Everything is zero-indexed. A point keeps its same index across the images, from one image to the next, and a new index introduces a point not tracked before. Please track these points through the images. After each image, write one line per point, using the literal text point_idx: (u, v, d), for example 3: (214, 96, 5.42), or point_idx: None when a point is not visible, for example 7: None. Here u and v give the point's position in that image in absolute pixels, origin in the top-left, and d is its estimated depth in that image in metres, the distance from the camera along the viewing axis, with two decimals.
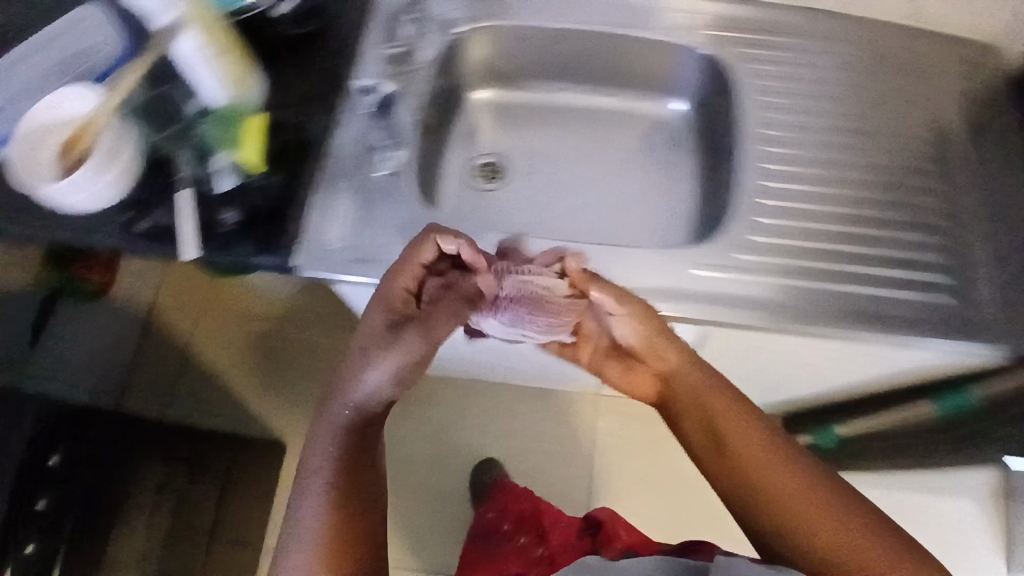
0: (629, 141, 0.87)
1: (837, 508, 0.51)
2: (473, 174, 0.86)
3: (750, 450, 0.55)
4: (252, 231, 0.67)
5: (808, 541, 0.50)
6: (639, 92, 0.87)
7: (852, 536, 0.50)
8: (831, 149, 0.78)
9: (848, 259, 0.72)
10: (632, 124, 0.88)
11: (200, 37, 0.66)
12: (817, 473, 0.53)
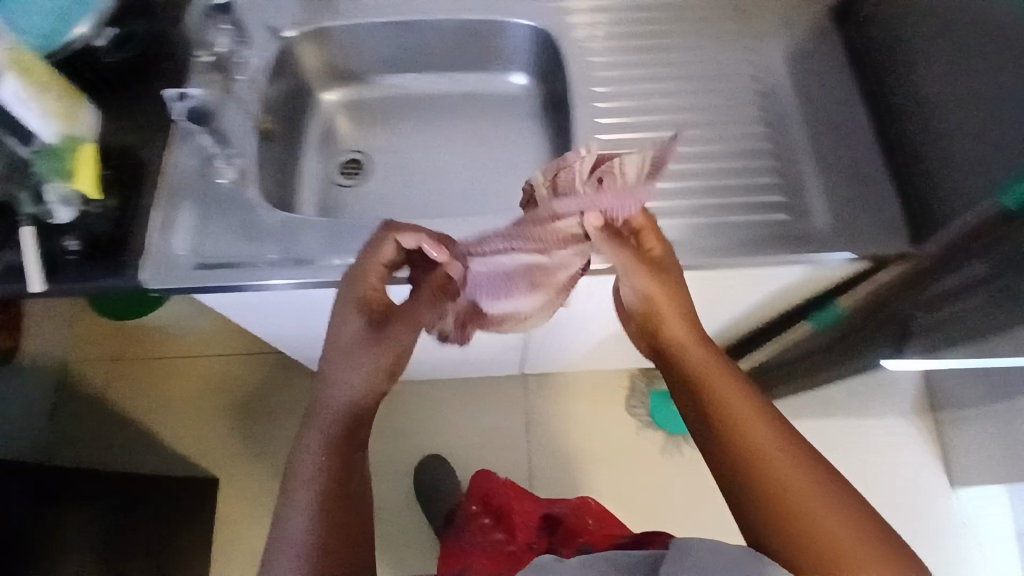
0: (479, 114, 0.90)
1: (800, 453, 0.57)
2: (335, 173, 0.86)
3: (733, 397, 0.60)
4: (102, 259, 0.67)
5: (775, 488, 0.55)
6: (477, 66, 0.89)
7: (810, 478, 0.56)
8: (665, 96, 0.81)
9: (692, 197, 0.76)
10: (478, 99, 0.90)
11: (18, 78, 0.59)
12: (789, 432, 0.59)
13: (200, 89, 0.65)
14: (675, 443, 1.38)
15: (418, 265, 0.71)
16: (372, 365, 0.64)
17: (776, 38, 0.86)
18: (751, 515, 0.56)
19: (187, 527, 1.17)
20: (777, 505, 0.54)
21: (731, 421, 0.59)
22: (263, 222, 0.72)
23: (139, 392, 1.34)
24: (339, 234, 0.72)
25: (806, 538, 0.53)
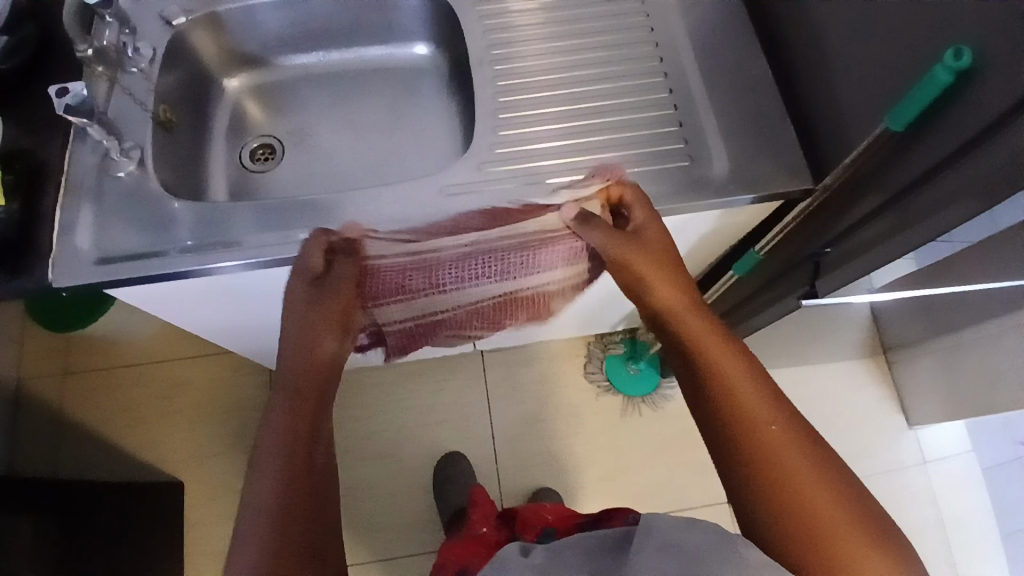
0: (386, 88, 0.92)
1: (798, 434, 0.58)
2: (246, 159, 0.88)
3: (731, 368, 0.61)
4: (5, 263, 0.67)
5: (773, 467, 0.57)
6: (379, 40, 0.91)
7: (810, 457, 0.57)
8: (561, 52, 0.82)
9: (595, 148, 0.76)
10: (381, 71, 0.92)
11: None
12: (787, 408, 0.60)
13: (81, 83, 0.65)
14: (633, 406, 1.40)
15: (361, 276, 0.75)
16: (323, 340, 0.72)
17: None
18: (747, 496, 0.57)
19: (146, 533, 1.16)
20: (773, 485, 0.56)
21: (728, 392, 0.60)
22: (165, 206, 0.71)
23: (96, 403, 1.34)
24: (243, 215, 0.72)
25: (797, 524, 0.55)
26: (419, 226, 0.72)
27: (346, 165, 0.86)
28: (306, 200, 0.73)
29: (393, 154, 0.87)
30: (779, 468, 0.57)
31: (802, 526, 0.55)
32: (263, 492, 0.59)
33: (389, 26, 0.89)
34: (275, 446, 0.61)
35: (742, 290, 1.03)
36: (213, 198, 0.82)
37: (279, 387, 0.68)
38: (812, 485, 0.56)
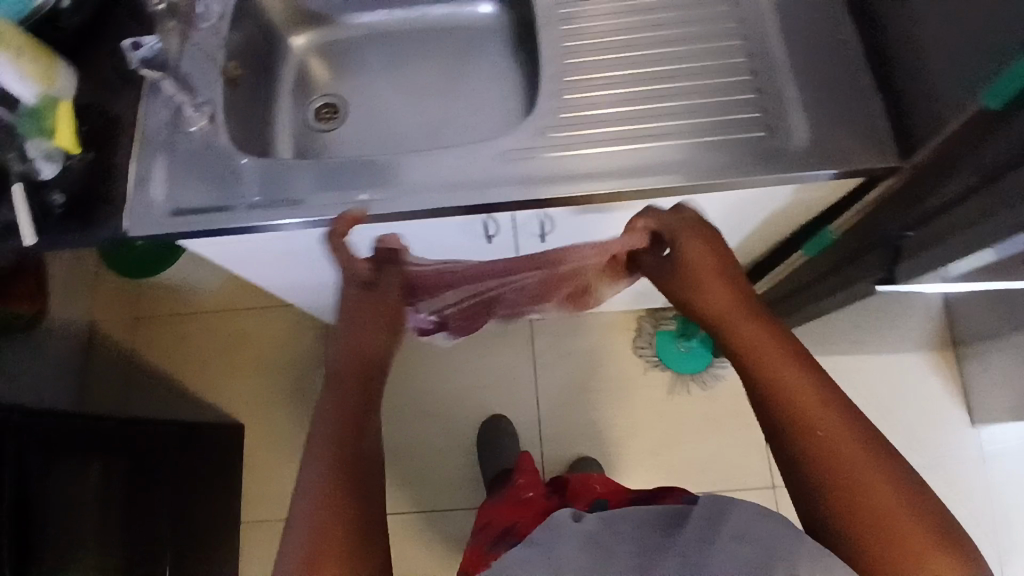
0: (449, 47, 0.90)
1: (858, 432, 0.57)
2: (310, 118, 0.88)
3: (785, 367, 0.61)
4: (83, 213, 0.70)
5: (828, 468, 0.56)
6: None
7: (873, 461, 0.55)
8: (632, 13, 0.79)
9: (664, 115, 0.73)
10: (443, 29, 0.91)
11: (20, 66, 0.65)
12: (847, 409, 0.58)
13: (155, 36, 0.68)
14: (681, 383, 1.37)
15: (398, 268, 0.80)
16: (367, 337, 0.73)
17: None
18: (811, 498, 0.57)
19: (207, 475, 1.22)
20: (833, 487, 0.55)
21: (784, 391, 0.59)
22: (234, 162, 0.72)
23: (164, 351, 1.41)
24: (307, 173, 0.72)
25: (859, 524, 0.54)
26: (483, 189, 0.71)
27: (407, 127, 0.86)
28: (367, 160, 0.73)
29: (454, 117, 0.86)
30: (841, 468, 0.55)
31: (868, 527, 0.53)
32: (315, 479, 0.60)
33: None
34: (321, 438, 0.63)
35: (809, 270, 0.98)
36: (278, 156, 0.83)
37: (331, 375, 0.71)
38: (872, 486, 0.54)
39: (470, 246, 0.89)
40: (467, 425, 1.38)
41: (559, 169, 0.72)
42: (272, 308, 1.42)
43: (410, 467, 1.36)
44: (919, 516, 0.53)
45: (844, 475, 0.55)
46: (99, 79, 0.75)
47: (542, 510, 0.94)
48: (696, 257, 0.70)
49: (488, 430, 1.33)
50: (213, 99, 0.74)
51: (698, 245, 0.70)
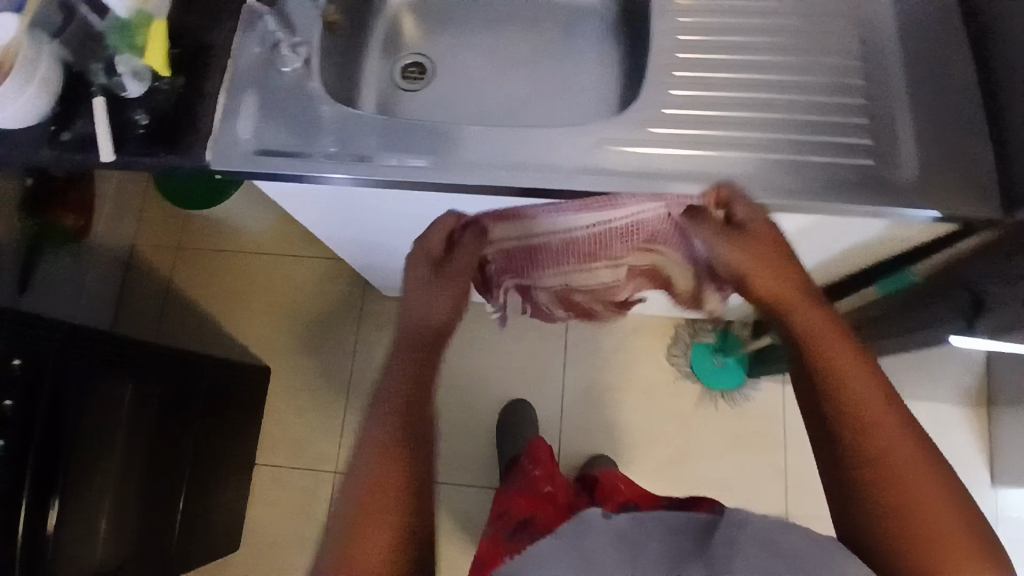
0: (548, 22, 0.87)
1: (913, 437, 0.62)
2: (397, 75, 0.86)
3: (850, 365, 0.65)
4: (164, 136, 0.68)
5: (885, 467, 0.60)
6: None
7: (924, 468, 0.60)
8: (749, 16, 0.75)
9: (768, 127, 0.70)
10: (545, 3, 0.88)
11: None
12: (902, 411, 0.63)
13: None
14: (711, 397, 1.35)
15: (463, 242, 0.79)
16: (404, 372, 0.71)
17: None
18: (858, 489, 0.61)
19: (225, 418, 1.21)
20: (885, 485, 0.60)
21: (850, 392, 0.64)
22: (327, 109, 0.71)
23: (201, 284, 1.41)
24: (395, 131, 0.71)
25: (905, 522, 0.58)
26: (571, 176, 0.68)
27: (494, 98, 0.83)
28: (457, 130, 0.71)
29: (544, 96, 0.83)
30: (895, 470, 0.60)
31: (917, 525, 0.58)
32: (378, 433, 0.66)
33: None
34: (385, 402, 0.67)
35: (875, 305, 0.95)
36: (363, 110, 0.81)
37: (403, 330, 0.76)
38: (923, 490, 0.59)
39: None
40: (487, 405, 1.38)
41: (653, 166, 0.69)
42: (314, 258, 1.41)
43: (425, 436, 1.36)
44: (963, 524, 0.58)
45: (898, 476, 0.60)
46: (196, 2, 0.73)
47: (563, 507, 0.95)
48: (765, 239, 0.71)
49: (509, 413, 1.32)
50: (309, 42, 0.72)
51: (768, 246, 0.71)
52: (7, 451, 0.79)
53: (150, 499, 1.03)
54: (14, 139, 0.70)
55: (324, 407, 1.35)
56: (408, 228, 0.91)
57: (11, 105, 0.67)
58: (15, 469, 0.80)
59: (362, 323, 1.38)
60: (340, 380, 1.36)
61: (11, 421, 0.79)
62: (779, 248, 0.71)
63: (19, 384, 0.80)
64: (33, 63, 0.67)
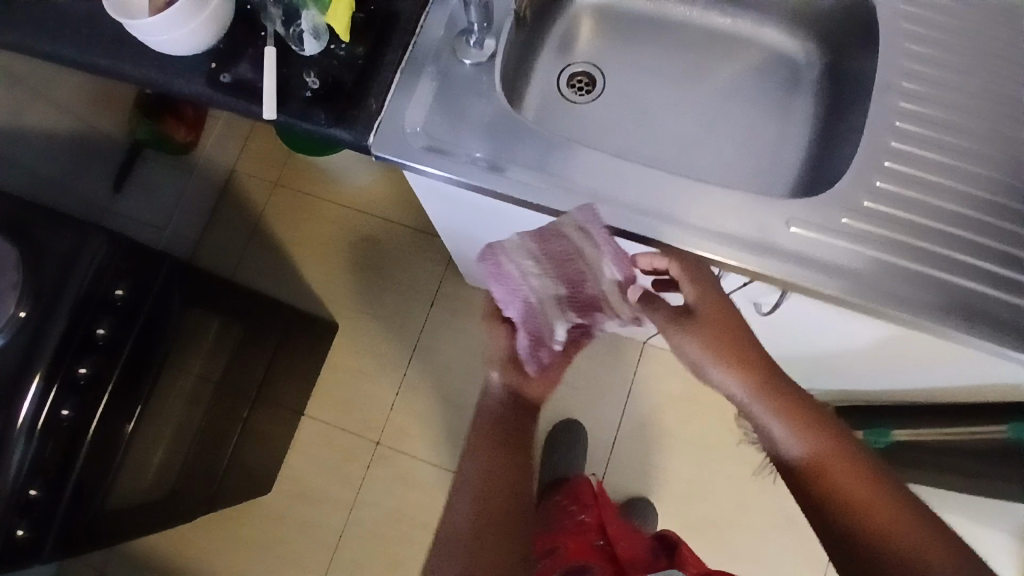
0: (736, 65, 0.80)
1: (905, 505, 0.59)
2: (564, 84, 0.80)
3: (825, 451, 0.62)
4: (330, 105, 0.64)
5: (884, 544, 0.57)
6: (755, 10, 0.79)
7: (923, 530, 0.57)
8: (984, 118, 0.66)
9: (969, 248, 0.62)
10: (736, 45, 0.81)
11: None
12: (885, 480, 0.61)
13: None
14: (771, 471, 1.27)
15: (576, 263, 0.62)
16: (502, 454, 0.62)
17: None
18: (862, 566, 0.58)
19: (285, 370, 1.18)
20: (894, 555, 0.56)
21: (825, 476, 0.61)
22: (496, 115, 0.65)
23: (287, 224, 1.40)
24: (558, 152, 0.65)
25: None
26: (743, 249, 0.62)
27: (656, 133, 0.77)
28: (624, 165, 0.65)
29: (713, 144, 0.77)
30: (895, 536, 0.57)
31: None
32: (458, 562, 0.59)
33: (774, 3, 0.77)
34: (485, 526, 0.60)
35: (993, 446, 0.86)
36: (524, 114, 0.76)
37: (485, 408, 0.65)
38: (930, 552, 0.56)
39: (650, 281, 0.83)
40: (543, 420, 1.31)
41: (833, 262, 0.61)
42: (401, 226, 1.38)
43: None
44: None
45: (899, 539, 0.57)
46: None
47: (617, 568, 0.94)
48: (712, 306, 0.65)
49: (562, 433, 1.27)
50: (495, 39, 0.67)
51: (715, 320, 0.65)
52: (89, 377, 0.73)
53: (201, 449, 0.98)
54: (172, 65, 0.67)
55: (378, 378, 1.33)
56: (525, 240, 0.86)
57: (180, 30, 0.63)
58: (91, 396, 0.74)
59: (436, 305, 1.35)
60: (401, 354, 1.33)
61: (100, 346, 0.74)
62: (722, 311, 0.66)
63: (115, 310, 0.76)
64: None
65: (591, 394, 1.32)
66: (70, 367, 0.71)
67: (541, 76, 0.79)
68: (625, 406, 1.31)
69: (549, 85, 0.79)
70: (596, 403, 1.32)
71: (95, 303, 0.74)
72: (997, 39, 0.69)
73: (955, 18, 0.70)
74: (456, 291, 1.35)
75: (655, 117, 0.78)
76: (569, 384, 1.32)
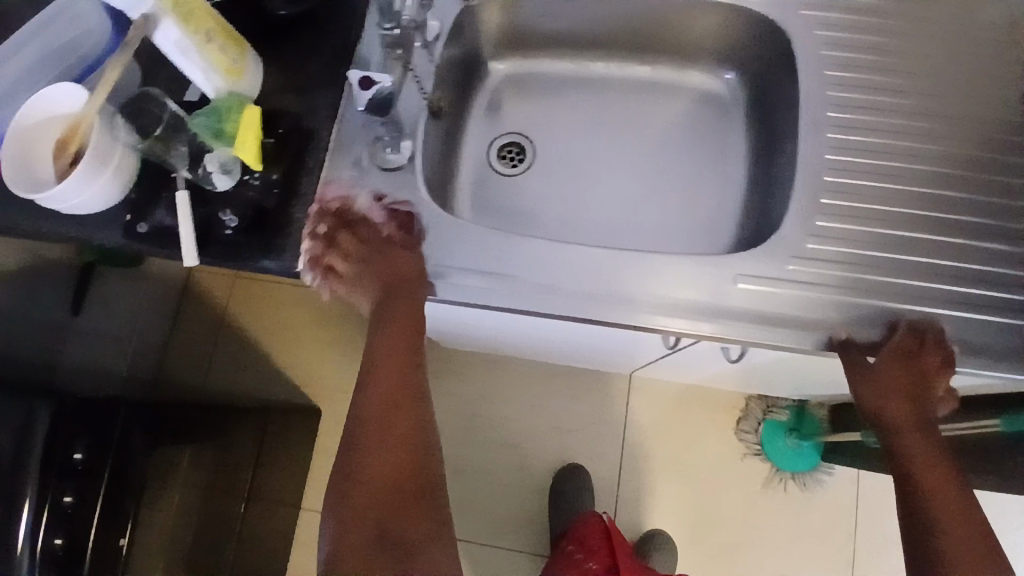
0: (667, 109, 0.79)
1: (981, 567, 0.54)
2: (495, 157, 0.79)
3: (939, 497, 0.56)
4: (256, 238, 0.62)
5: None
6: (674, 52, 0.78)
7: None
8: (912, 137, 0.66)
9: (921, 272, 0.62)
10: (663, 89, 0.80)
11: (205, 55, 0.59)
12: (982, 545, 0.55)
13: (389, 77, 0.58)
14: (779, 479, 1.25)
15: (351, 220, 0.62)
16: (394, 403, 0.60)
17: None
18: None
19: (275, 465, 1.15)
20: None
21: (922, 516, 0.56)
22: (429, 219, 0.64)
23: (254, 314, 1.38)
24: (499, 248, 0.64)
25: None
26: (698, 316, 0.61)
27: (595, 194, 0.76)
28: (565, 247, 0.63)
29: (654, 195, 0.76)
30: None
31: None
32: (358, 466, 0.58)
33: (692, 43, 0.77)
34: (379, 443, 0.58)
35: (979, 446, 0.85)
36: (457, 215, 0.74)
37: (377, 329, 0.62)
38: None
39: (611, 337, 0.82)
40: (543, 468, 1.28)
41: (788, 315, 0.61)
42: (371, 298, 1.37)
43: (471, 499, 1.26)
44: None
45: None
46: (293, 83, 0.67)
47: None
48: (895, 371, 0.59)
49: (564, 480, 1.24)
50: (413, 138, 0.66)
51: (896, 372, 0.59)
52: (66, 546, 0.69)
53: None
54: (88, 220, 0.65)
55: None
56: (481, 319, 0.85)
57: (86, 188, 0.61)
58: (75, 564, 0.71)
59: None
60: None
61: (72, 514, 0.70)
62: (898, 369, 0.59)
63: (78, 475, 0.71)
64: (110, 146, 0.61)
65: (587, 433, 1.30)
66: (46, 541, 0.67)
67: (469, 156, 0.78)
68: (624, 439, 1.29)
69: (481, 163, 0.78)
70: (594, 441, 1.29)
71: (57, 472, 0.68)
72: (913, 54, 0.69)
73: (870, 37, 0.70)
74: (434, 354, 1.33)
75: (592, 177, 0.77)
76: (563, 428, 1.30)
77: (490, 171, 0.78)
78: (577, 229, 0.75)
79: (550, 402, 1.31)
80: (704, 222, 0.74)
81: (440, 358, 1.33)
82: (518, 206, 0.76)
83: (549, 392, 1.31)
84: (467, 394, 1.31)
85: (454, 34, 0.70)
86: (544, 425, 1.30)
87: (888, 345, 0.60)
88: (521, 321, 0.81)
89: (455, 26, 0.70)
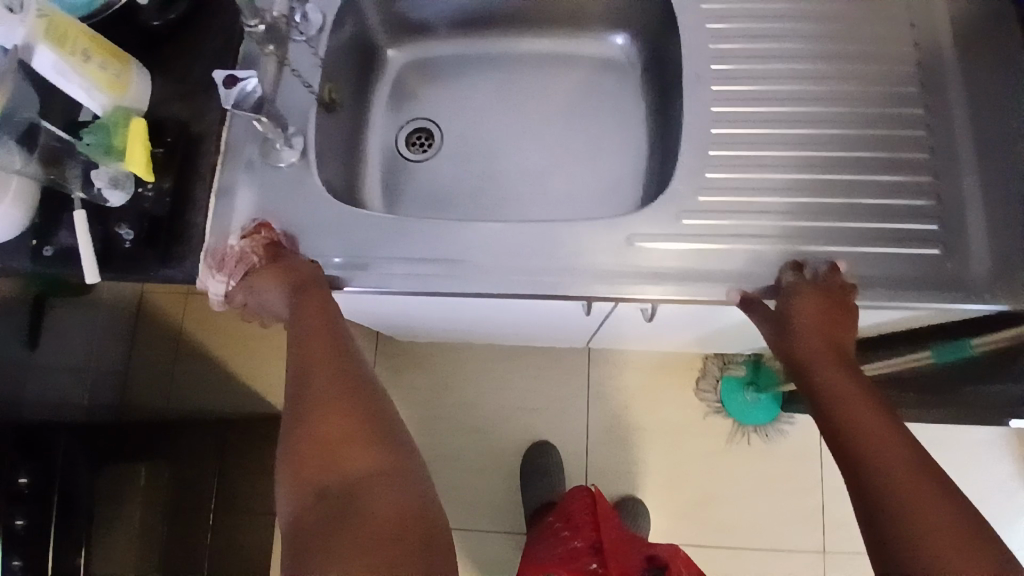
0: (568, 79, 0.80)
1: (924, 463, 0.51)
2: (403, 144, 0.79)
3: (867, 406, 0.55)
4: (153, 250, 0.62)
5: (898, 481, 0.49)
6: (568, 21, 0.79)
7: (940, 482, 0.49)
8: (796, 80, 0.67)
9: (813, 212, 0.63)
10: (562, 59, 0.80)
11: (87, 79, 0.59)
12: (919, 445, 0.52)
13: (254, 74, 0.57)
14: (743, 433, 1.28)
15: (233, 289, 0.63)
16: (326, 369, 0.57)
17: (932, 17, 0.70)
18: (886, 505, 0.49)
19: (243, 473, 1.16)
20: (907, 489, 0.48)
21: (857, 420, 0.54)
22: (326, 212, 0.65)
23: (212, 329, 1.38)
24: (401, 232, 0.64)
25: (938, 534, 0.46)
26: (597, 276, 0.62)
27: (502, 169, 0.77)
28: (464, 225, 0.64)
29: (560, 164, 0.76)
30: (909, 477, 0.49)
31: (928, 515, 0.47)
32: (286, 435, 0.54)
33: (582, 10, 0.77)
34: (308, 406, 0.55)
35: (915, 377, 0.86)
36: (368, 207, 0.75)
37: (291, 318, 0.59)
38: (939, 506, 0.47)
39: (541, 312, 0.83)
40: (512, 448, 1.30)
41: (683, 267, 0.62)
42: None
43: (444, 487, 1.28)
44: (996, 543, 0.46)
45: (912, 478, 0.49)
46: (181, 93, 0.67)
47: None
48: (808, 301, 0.59)
49: (532, 457, 1.25)
50: (306, 134, 0.66)
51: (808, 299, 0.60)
52: (23, 569, 0.71)
53: None
54: None
55: None
56: (414, 309, 0.86)
57: None
58: None
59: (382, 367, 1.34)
60: None
61: (23, 537, 0.71)
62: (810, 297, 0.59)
63: (27, 499, 0.72)
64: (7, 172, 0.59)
65: (552, 409, 1.31)
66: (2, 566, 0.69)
67: (375, 146, 0.79)
68: (589, 411, 1.31)
69: (389, 151, 0.79)
70: (559, 416, 1.31)
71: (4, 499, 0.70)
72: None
73: None
74: (393, 349, 1.34)
75: (498, 153, 0.78)
76: (528, 407, 1.31)
77: (397, 160, 0.78)
78: (488, 207, 0.75)
79: (512, 383, 1.32)
80: (611, 188, 0.75)
81: (401, 352, 1.34)
82: (429, 190, 0.77)
83: (511, 373, 1.33)
84: (430, 385, 1.33)
85: (338, 26, 0.71)
86: (509, 405, 1.31)
87: (802, 288, 0.60)
88: (450, 307, 0.82)
89: (339, 18, 0.71)
